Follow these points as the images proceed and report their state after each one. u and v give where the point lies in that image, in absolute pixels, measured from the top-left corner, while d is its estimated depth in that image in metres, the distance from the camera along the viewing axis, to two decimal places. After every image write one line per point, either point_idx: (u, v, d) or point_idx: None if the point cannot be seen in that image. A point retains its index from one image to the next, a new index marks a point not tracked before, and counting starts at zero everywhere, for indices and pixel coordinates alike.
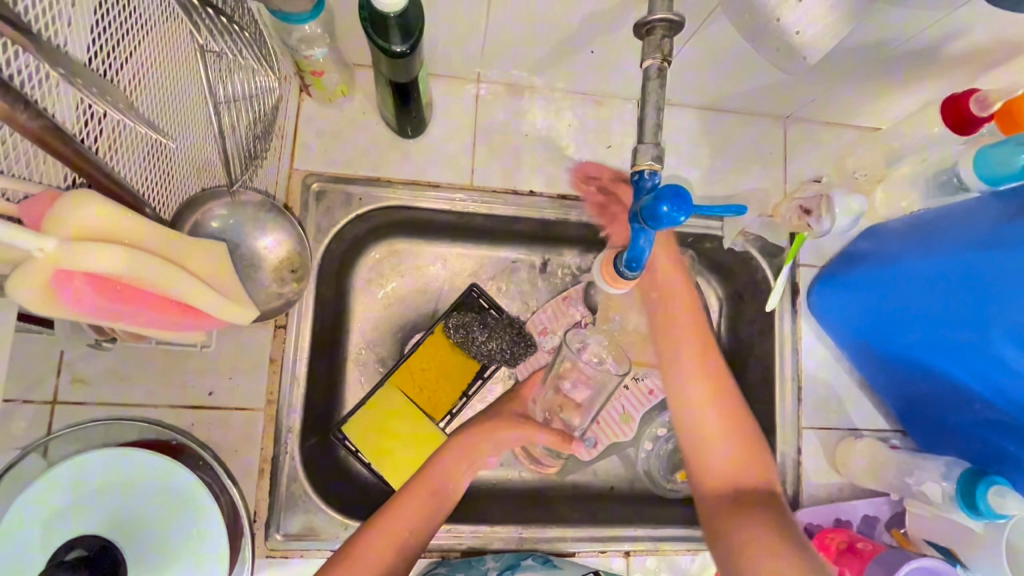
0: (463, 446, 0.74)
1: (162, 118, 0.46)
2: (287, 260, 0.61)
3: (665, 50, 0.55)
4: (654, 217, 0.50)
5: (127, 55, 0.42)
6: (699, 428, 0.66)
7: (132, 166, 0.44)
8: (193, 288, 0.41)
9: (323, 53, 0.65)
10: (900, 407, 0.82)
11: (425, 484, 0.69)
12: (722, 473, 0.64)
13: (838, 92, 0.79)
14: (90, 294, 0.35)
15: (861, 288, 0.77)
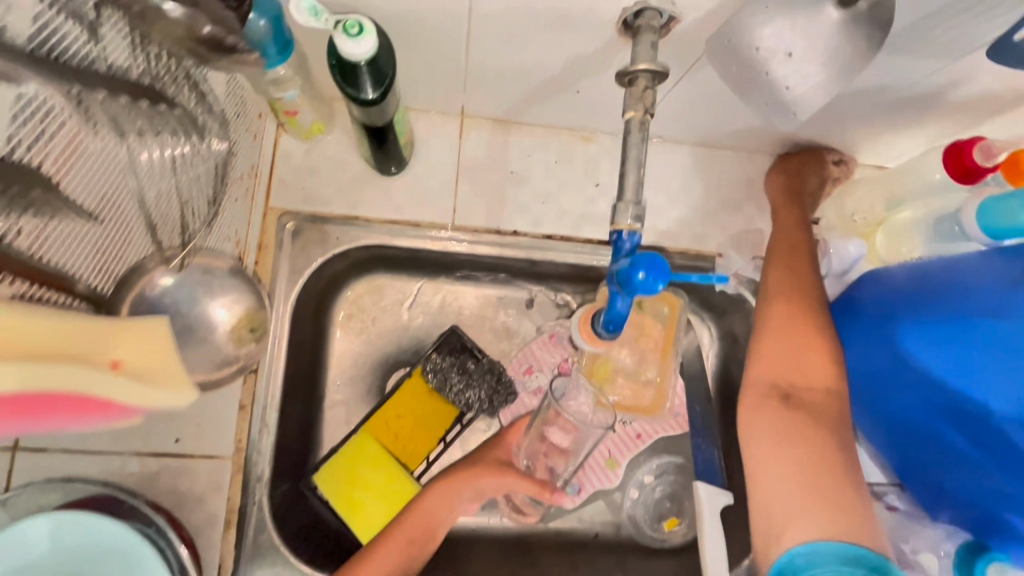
0: (444, 495, 0.71)
1: (98, 202, 0.40)
2: (245, 320, 0.59)
3: (648, 103, 0.53)
4: (627, 282, 0.47)
5: (52, 143, 0.36)
6: (772, 345, 0.68)
7: (60, 258, 0.39)
8: (114, 386, 0.35)
9: (294, 95, 0.63)
10: (895, 464, 0.78)
11: (400, 536, 0.67)
12: (778, 366, 0.67)
13: (836, 133, 0.76)
14: None
15: (864, 340, 0.74)
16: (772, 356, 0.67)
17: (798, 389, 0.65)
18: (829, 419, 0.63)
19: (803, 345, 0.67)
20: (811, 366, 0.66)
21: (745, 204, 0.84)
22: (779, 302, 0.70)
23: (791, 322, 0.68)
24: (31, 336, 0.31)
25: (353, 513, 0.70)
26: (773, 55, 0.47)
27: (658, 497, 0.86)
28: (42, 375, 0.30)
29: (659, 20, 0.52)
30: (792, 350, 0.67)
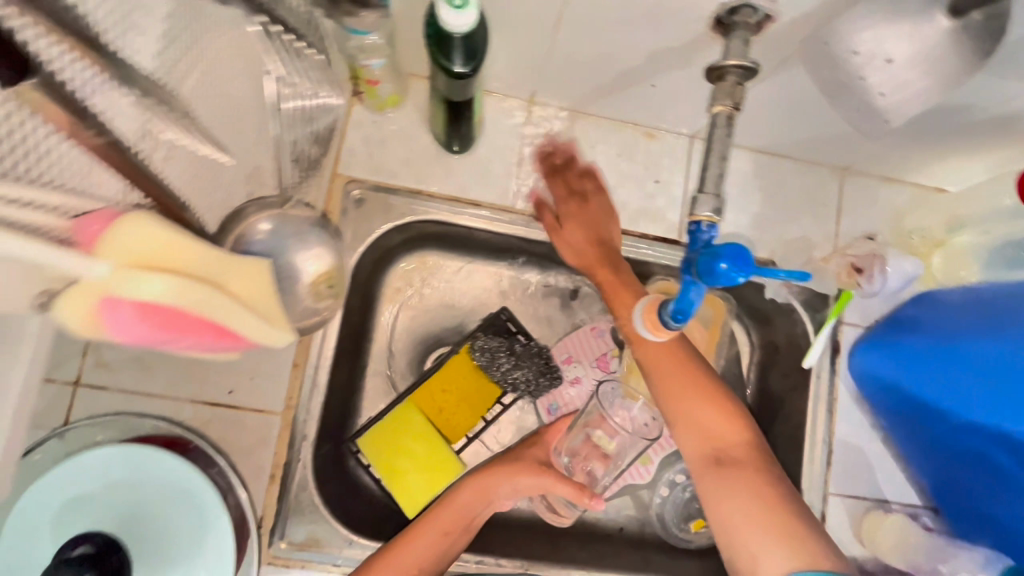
0: (482, 489, 0.72)
1: (217, 127, 0.45)
2: (326, 276, 0.59)
3: (737, 98, 0.53)
4: (709, 273, 0.47)
5: (195, 63, 0.41)
6: (684, 402, 0.62)
7: (184, 178, 0.43)
8: (230, 313, 0.37)
9: (380, 64, 0.64)
10: (935, 482, 0.78)
11: (436, 528, 0.68)
12: (703, 438, 0.62)
13: (904, 150, 0.75)
14: (133, 323, 0.34)
15: (904, 358, 0.74)
16: (687, 425, 0.62)
17: (724, 451, 0.60)
18: (754, 467, 0.59)
19: (700, 401, 0.62)
20: (707, 414, 0.62)
21: (801, 213, 0.84)
22: (659, 369, 0.64)
23: (667, 370, 0.63)
24: (181, 254, 0.35)
25: (395, 480, 0.73)
26: (870, 60, 0.48)
27: (687, 498, 0.86)
28: (188, 292, 0.34)
29: (755, 17, 0.52)
30: (691, 409, 0.62)
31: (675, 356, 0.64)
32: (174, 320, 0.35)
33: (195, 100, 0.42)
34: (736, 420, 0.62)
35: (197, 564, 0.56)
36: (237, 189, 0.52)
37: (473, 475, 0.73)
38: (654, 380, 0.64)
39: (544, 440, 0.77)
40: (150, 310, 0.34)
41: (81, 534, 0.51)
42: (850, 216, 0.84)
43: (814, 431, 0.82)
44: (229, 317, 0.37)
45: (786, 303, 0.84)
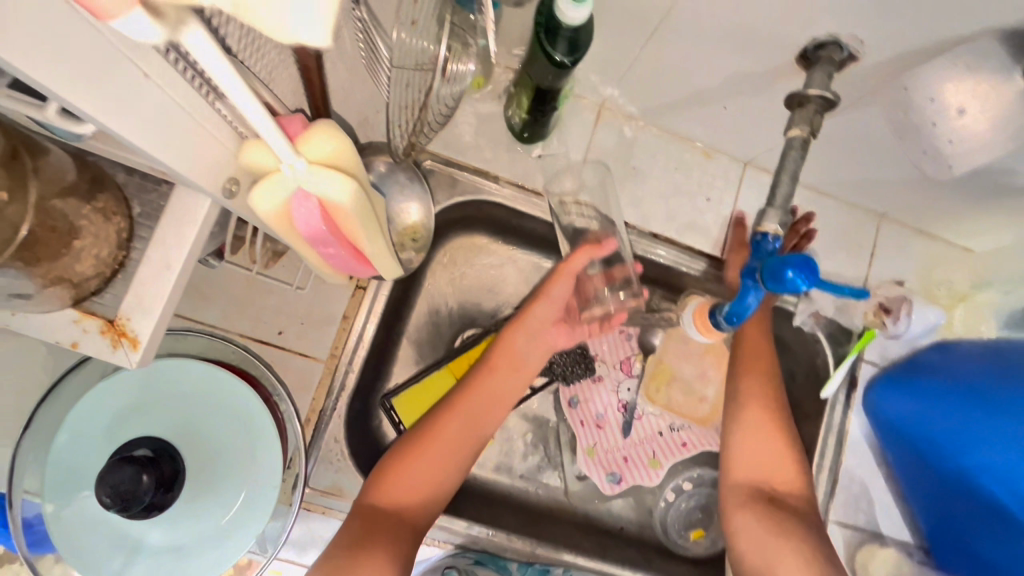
0: (523, 326, 0.74)
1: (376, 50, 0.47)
2: (411, 232, 0.63)
3: (814, 125, 0.57)
4: (776, 279, 0.51)
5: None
6: (752, 442, 0.71)
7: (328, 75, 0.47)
8: (370, 229, 0.41)
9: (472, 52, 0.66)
10: (929, 523, 0.82)
11: (485, 366, 0.72)
12: (756, 474, 0.70)
13: (944, 207, 0.80)
14: (316, 218, 0.38)
15: (921, 398, 0.77)
16: (748, 469, 0.70)
17: (782, 494, 0.68)
18: (805, 514, 0.67)
19: (767, 435, 0.71)
20: (780, 457, 0.70)
21: (838, 249, 0.88)
22: (751, 410, 0.72)
23: (756, 425, 0.72)
24: (354, 165, 0.39)
25: None
26: (942, 110, 0.54)
27: (690, 507, 0.89)
28: (359, 200, 0.38)
29: (839, 55, 0.56)
30: (767, 450, 0.70)
31: (760, 397, 0.73)
32: (334, 224, 0.39)
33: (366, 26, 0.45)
34: (782, 442, 0.71)
35: (244, 488, 0.57)
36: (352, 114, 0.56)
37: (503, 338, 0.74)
38: (733, 423, 0.73)
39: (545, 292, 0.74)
40: (326, 210, 0.38)
41: (140, 440, 0.53)
42: (881, 261, 0.88)
43: (822, 459, 0.85)
44: (368, 231, 0.42)
45: (811, 334, 0.88)
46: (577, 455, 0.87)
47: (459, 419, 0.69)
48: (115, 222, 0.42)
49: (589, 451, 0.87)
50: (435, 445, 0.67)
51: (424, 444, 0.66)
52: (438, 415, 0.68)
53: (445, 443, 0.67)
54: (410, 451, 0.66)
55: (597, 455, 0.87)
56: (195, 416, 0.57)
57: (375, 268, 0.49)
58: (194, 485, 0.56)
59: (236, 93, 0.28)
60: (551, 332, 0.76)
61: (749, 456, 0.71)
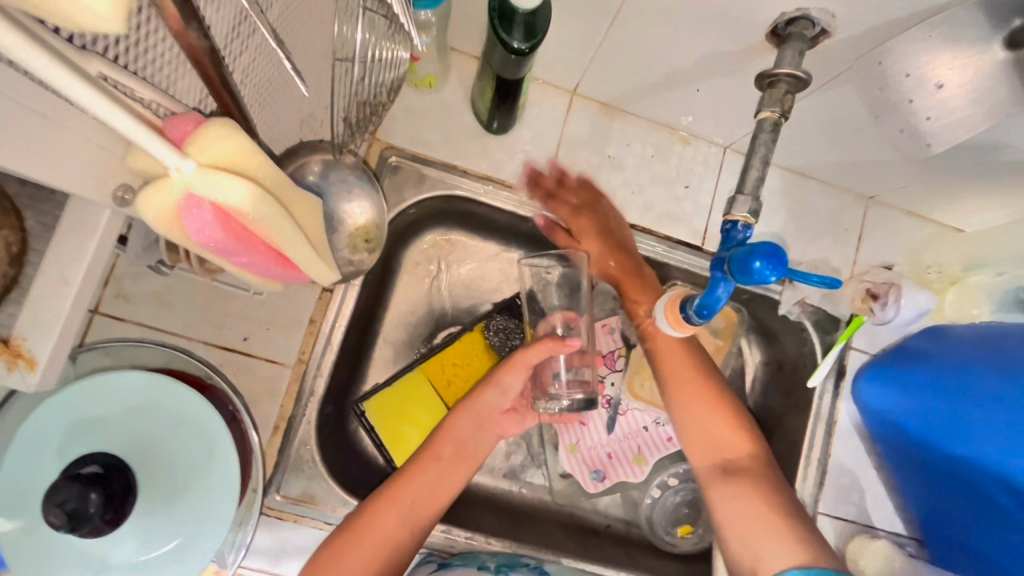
0: (472, 411, 0.71)
1: (297, 53, 0.45)
2: (365, 230, 0.55)
3: (785, 106, 0.54)
4: (743, 270, 0.48)
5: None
6: (692, 412, 0.70)
7: (252, 91, 0.43)
8: (289, 234, 0.38)
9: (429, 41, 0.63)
10: (921, 514, 0.79)
11: (430, 455, 0.68)
12: (713, 448, 0.69)
13: (931, 187, 0.77)
14: (213, 226, 0.35)
15: (911, 388, 0.75)
16: (700, 441, 0.69)
17: (734, 462, 0.67)
18: (761, 473, 0.66)
19: (701, 404, 0.70)
20: (722, 427, 0.69)
21: (823, 235, 0.85)
22: (676, 380, 0.71)
23: (689, 392, 0.70)
24: (260, 168, 0.36)
25: (397, 445, 0.73)
26: (921, 84, 0.53)
27: (677, 503, 0.87)
28: (260, 206, 0.35)
29: (811, 31, 0.53)
30: (710, 422, 0.69)
31: (685, 371, 0.71)
32: (242, 233, 0.36)
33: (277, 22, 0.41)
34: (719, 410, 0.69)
35: (201, 504, 0.56)
36: (292, 132, 0.52)
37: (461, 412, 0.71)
38: (664, 384, 0.72)
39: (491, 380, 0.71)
40: (224, 216, 0.34)
41: (90, 454, 0.52)
42: (869, 245, 0.86)
43: (810, 449, 0.83)
44: (287, 239, 0.38)
45: (798, 321, 0.85)
46: (560, 452, 0.85)
47: (394, 512, 0.65)
48: (4, 234, 0.40)
49: (572, 447, 0.85)
50: (372, 537, 0.64)
51: (360, 533, 0.64)
52: (374, 506, 0.65)
53: (382, 533, 0.64)
54: (344, 540, 0.63)
55: (580, 452, 0.85)
56: (149, 431, 0.56)
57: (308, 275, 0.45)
58: (150, 501, 0.55)
59: (93, 104, 0.27)
60: (502, 421, 0.74)
61: (695, 427, 0.70)
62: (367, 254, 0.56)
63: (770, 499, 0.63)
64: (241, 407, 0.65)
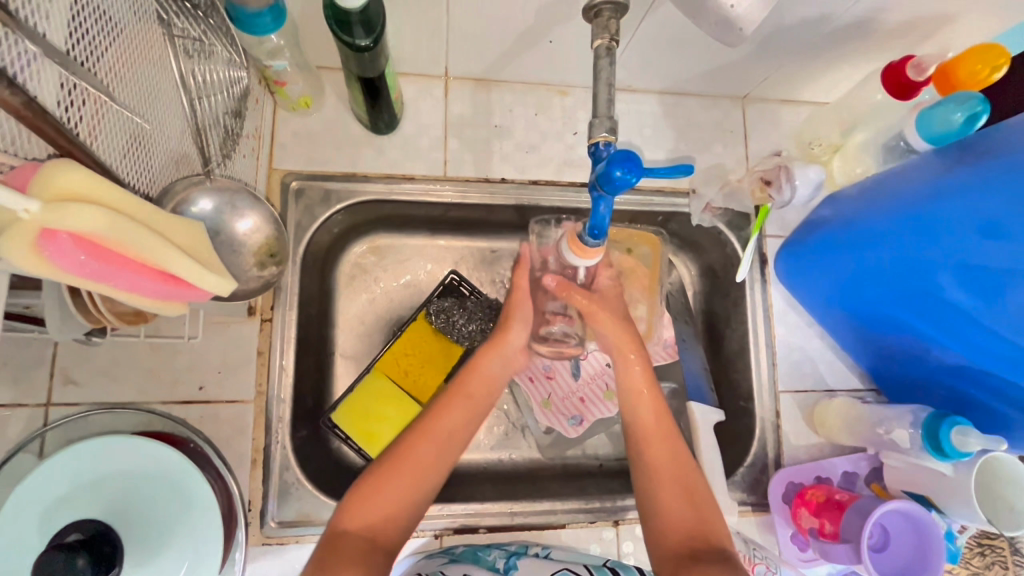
0: (499, 352, 0.77)
1: (133, 103, 0.44)
2: (265, 246, 0.56)
3: (613, 30, 0.59)
4: (609, 182, 0.53)
5: (105, 42, 0.40)
6: (665, 493, 0.67)
7: (109, 146, 0.42)
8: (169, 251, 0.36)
9: (283, 65, 0.69)
10: (869, 363, 0.85)
11: (464, 391, 0.72)
12: (683, 538, 0.63)
13: (788, 69, 0.83)
14: (80, 255, 0.32)
15: (827, 251, 0.79)
16: (677, 514, 0.65)
17: (702, 550, 0.61)
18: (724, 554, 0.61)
19: (672, 478, 0.68)
20: (695, 517, 0.65)
21: (712, 141, 0.90)
22: (651, 448, 0.71)
23: (666, 486, 0.68)
24: (111, 197, 0.34)
25: (373, 443, 0.76)
26: None
27: None
28: (117, 225, 0.32)
29: None
30: (681, 514, 0.65)
31: (654, 437, 0.72)
32: (111, 256, 0.34)
33: (111, 78, 0.41)
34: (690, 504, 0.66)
35: (196, 540, 0.59)
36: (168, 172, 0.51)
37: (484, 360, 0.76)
38: (637, 451, 0.72)
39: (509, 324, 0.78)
40: (83, 244, 0.32)
41: (72, 523, 0.54)
42: (756, 139, 0.92)
43: (757, 337, 0.88)
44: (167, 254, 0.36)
45: (712, 227, 0.90)
46: (535, 410, 0.89)
47: (430, 444, 0.67)
48: None
49: (545, 402, 0.89)
50: (410, 467, 0.65)
51: (399, 465, 0.65)
52: (406, 441, 0.67)
53: (419, 463, 0.65)
54: (385, 473, 0.64)
55: (554, 405, 0.89)
56: (127, 490, 0.58)
57: (206, 293, 0.42)
58: (145, 552, 0.57)
59: None
60: (521, 359, 0.79)
61: (668, 515, 0.66)
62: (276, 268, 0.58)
63: None
64: (203, 440, 0.70)
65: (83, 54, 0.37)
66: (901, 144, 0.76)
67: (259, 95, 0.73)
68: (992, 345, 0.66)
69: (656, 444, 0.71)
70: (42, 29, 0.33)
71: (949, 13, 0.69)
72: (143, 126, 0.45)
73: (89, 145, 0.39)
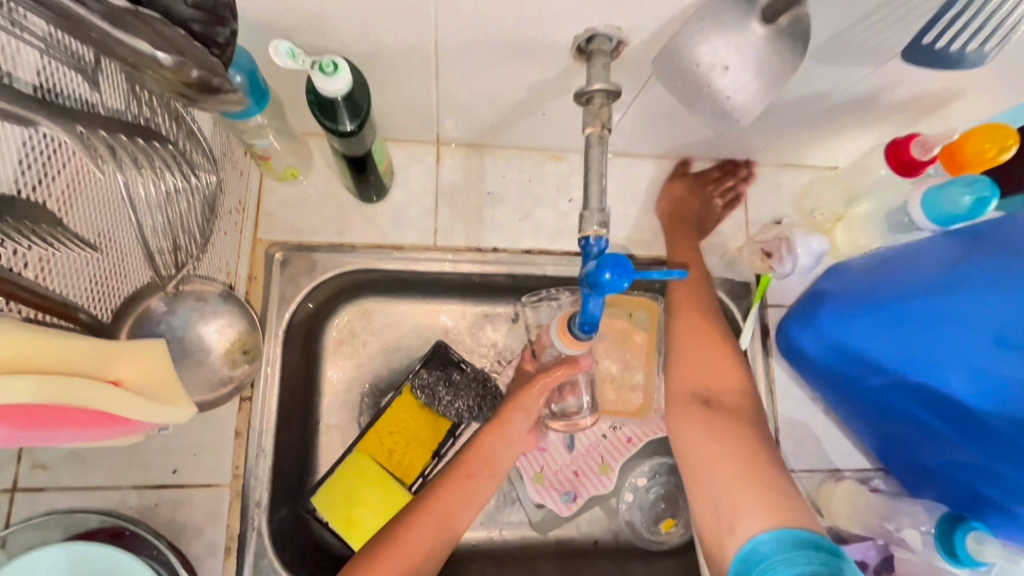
0: (502, 433, 0.75)
1: (89, 230, 0.42)
2: (239, 342, 0.60)
3: (604, 119, 0.57)
4: (597, 284, 0.50)
5: (59, 175, 0.39)
6: (682, 343, 0.75)
7: (66, 280, 0.40)
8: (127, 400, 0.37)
9: (267, 143, 0.68)
10: (874, 445, 0.81)
11: (465, 473, 0.71)
12: (699, 381, 0.72)
13: (787, 139, 0.81)
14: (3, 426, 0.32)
15: (824, 328, 0.77)
16: (692, 372, 0.73)
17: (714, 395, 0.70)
18: (746, 417, 0.68)
19: (719, 355, 0.73)
20: (716, 367, 0.72)
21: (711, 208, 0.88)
22: (687, 333, 0.76)
23: (692, 334, 0.75)
24: (58, 355, 0.34)
25: (352, 529, 0.72)
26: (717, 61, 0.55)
27: (653, 499, 0.88)
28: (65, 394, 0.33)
29: (609, 44, 0.57)
30: (711, 362, 0.73)
31: (704, 331, 0.75)
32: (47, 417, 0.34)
33: (64, 209, 0.40)
34: (737, 373, 0.72)
35: None
36: (134, 278, 0.49)
37: (486, 435, 0.75)
38: (670, 330, 0.76)
39: (518, 400, 0.76)
40: (9, 410, 0.31)
41: None
42: (755, 205, 0.89)
43: None
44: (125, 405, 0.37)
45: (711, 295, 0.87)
46: (525, 484, 0.85)
47: (427, 523, 0.67)
48: None
49: (537, 478, 0.86)
50: (408, 548, 0.66)
51: (394, 542, 0.66)
52: (405, 520, 0.67)
53: (417, 544, 0.66)
54: (382, 551, 0.64)
55: (546, 479, 0.86)
56: None
57: (153, 423, 0.42)
58: None
59: None
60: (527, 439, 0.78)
61: (687, 361, 0.74)
62: (247, 366, 0.61)
63: (741, 455, 0.63)
64: (168, 544, 0.66)
65: (29, 190, 0.37)
66: (905, 219, 0.73)
67: (245, 168, 0.72)
68: (988, 442, 0.63)
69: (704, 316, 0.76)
70: None
71: (953, 92, 0.67)
72: (103, 249, 0.44)
73: (42, 286, 0.38)
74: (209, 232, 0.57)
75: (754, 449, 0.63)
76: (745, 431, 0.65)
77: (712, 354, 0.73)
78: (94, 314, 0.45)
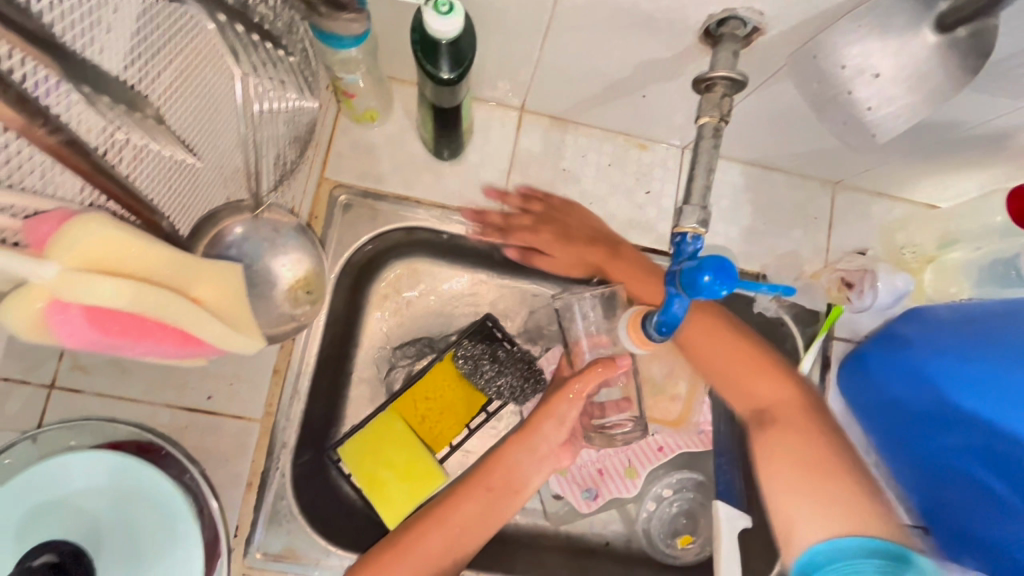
0: (529, 444, 0.71)
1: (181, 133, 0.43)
2: (304, 281, 0.59)
3: (724, 110, 0.53)
4: (692, 285, 0.47)
5: (158, 73, 0.41)
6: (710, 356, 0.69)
7: (147, 178, 0.42)
8: (189, 313, 0.39)
9: (355, 79, 0.64)
10: (919, 504, 0.76)
11: (484, 485, 0.69)
12: (749, 397, 0.67)
13: (893, 166, 0.75)
14: (83, 327, 0.35)
15: (891, 375, 0.73)
16: (735, 388, 0.68)
17: (768, 408, 0.65)
18: (805, 420, 0.63)
19: (753, 368, 0.67)
20: (751, 375, 0.67)
21: (792, 226, 0.83)
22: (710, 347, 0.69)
23: (714, 349, 0.69)
24: (143, 261, 0.37)
25: (375, 489, 0.71)
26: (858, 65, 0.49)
27: (674, 513, 0.84)
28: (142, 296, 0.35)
29: (742, 30, 0.53)
30: (741, 372, 0.67)
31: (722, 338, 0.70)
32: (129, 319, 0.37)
33: (164, 104, 0.41)
34: (785, 380, 0.66)
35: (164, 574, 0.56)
36: (216, 193, 0.51)
37: (512, 442, 0.71)
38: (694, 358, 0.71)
39: (549, 410, 0.71)
40: (99, 313, 0.35)
41: (45, 544, 0.49)
42: (841, 231, 0.83)
43: None
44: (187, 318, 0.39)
45: (776, 317, 0.83)
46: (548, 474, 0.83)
47: (440, 534, 0.66)
48: None
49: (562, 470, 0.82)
50: (418, 557, 0.64)
51: (405, 551, 0.64)
52: (417, 528, 0.66)
53: (427, 554, 0.65)
54: (390, 557, 0.63)
55: (570, 473, 0.83)
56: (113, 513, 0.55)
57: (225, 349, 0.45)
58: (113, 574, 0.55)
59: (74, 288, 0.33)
60: (559, 453, 0.73)
61: (720, 376, 0.69)
62: (308, 306, 0.60)
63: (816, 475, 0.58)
64: (202, 472, 0.66)
65: (138, 81, 0.39)
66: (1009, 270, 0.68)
67: (325, 103, 0.69)
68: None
69: (718, 329, 0.70)
70: (92, 61, 0.35)
71: None
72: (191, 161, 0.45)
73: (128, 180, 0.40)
74: (288, 164, 0.58)
75: (819, 464, 0.59)
76: (806, 444, 0.61)
77: (733, 363, 0.67)
78: (174, 222, 0.47)
